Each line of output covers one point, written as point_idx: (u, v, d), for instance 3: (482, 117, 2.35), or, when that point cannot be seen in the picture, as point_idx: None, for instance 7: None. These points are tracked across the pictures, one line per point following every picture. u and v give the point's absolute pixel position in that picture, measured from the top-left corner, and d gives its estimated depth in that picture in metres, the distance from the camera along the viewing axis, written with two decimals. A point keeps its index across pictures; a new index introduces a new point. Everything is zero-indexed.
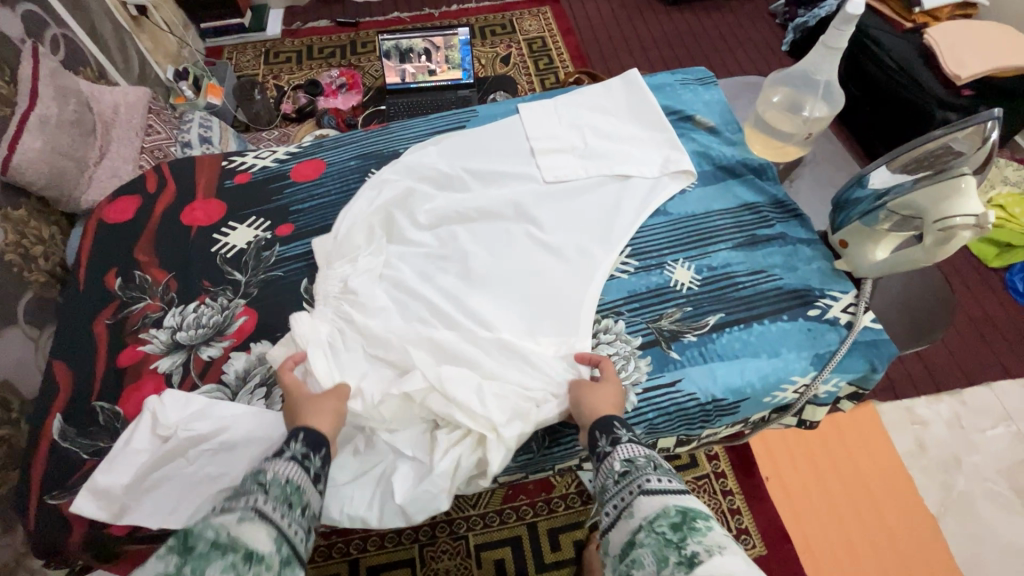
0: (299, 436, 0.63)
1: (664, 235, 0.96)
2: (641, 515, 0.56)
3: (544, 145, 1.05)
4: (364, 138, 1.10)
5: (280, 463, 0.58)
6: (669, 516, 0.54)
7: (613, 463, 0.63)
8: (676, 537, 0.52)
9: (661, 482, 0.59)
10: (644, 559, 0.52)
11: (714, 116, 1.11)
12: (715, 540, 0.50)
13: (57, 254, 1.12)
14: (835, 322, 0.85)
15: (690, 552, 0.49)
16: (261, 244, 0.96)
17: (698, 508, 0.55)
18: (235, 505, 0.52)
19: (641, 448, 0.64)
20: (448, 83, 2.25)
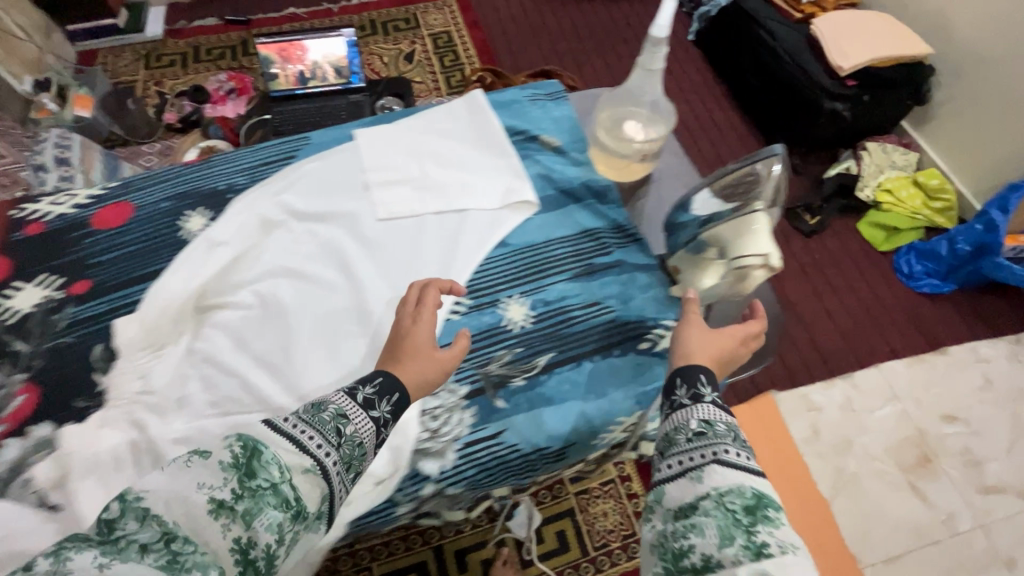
0: (391, 394, 0.65)
1: (501, 269, 0.92)
2: (709, 483, 0.55)
3: (379, 180, 0.99)
4: (181, 175, 1.00)
5: (360, 417, 0.60)
6: (742, 496, 0.53)
7: (693, 418, 0.61)
8: (747, 520, 0.51)
9: (739, 456, 0.57)
10: (705, 528, 0.52)
11: (562, 134, 1.07)
12: (789, 537, 0.51)
13: None
14: (665, 355, 0.84)
15: (760, 541, 0.50)
16: (51, 306, 0.86)
17: (767, 492, 0.54)
18: (306, 446, 0.54)
19: (724, 413, 0.62)
20: (339, 88, 2.14)
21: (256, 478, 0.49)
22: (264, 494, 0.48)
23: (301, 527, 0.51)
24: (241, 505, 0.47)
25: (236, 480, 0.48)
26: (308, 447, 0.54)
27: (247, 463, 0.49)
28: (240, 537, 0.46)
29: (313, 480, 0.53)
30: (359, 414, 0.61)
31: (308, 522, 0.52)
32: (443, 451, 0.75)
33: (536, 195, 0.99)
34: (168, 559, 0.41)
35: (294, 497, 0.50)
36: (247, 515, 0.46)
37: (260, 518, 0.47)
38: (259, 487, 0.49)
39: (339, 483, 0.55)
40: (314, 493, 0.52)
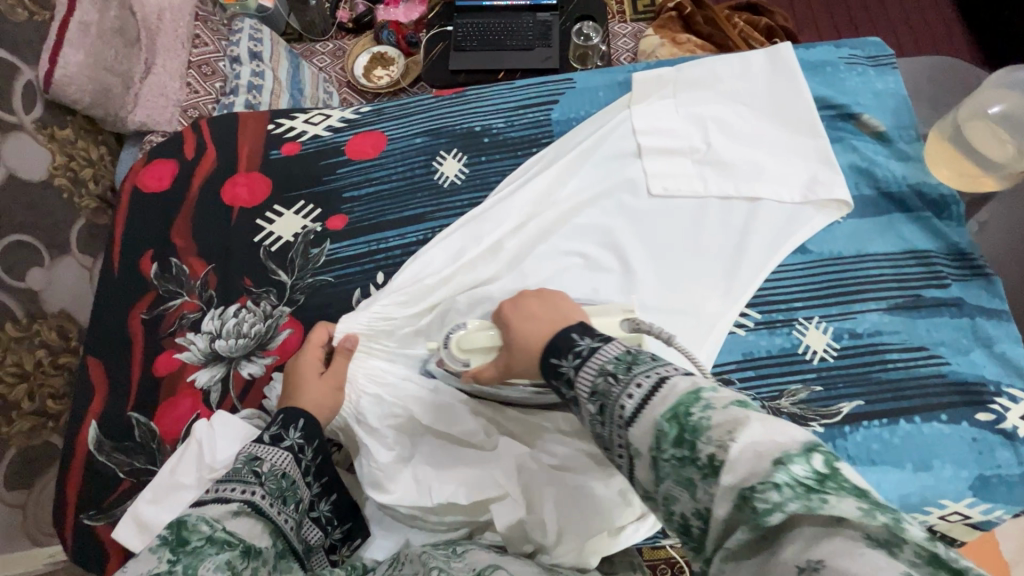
0: (299, 423, 0.59)
1: (800, 283, 0.76)
2: (644, 448, 0.38)
3: (655, 144, 0.84)
4: (434, 109, 0.91)
5: (274, 452, 0.55)
6: (665, 433, 0.37)
7: (584, 403, 0.44)
8: (687, 452, 0.36)
9: (636, 397, 0.40)
10: (676, 494, 0.36)
11: (886, 114, 0.84)
12: (726, 420, 0.34)
13: (105, 176, 1.17)
14: (1012, 434, 0.67)
15: (707, 457, 0.34)
16: (309, 238, 0.83)
17: (680, 397, 0.38)
18: (230, 495, 0.49)
19: (594, 364, 0.45)
20: (529, 3, 1.91)
21: (188, 541, 0.43)
22: (202, 548, 0.43)
23: (258, 565, 0.47)
24: (178, 565, 0.41)
25: (169, 552, 0.42)
26: (230, 495, 0.49)
27: (175, 533, 0.43)
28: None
29: (247, 520, 0.49)
30: (272, 450, 0.56)
31: (264, 560, 0.48)
32: None
33: (849, 193, 0.80)
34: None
35: (230, 537, 0.46)
36: (189, 566, 0.41)
37: (204, 564, 0.42)
38: (196, 546, 0.43)
39: (280, 514, 0.52)
40: (255, 531, 0.48)
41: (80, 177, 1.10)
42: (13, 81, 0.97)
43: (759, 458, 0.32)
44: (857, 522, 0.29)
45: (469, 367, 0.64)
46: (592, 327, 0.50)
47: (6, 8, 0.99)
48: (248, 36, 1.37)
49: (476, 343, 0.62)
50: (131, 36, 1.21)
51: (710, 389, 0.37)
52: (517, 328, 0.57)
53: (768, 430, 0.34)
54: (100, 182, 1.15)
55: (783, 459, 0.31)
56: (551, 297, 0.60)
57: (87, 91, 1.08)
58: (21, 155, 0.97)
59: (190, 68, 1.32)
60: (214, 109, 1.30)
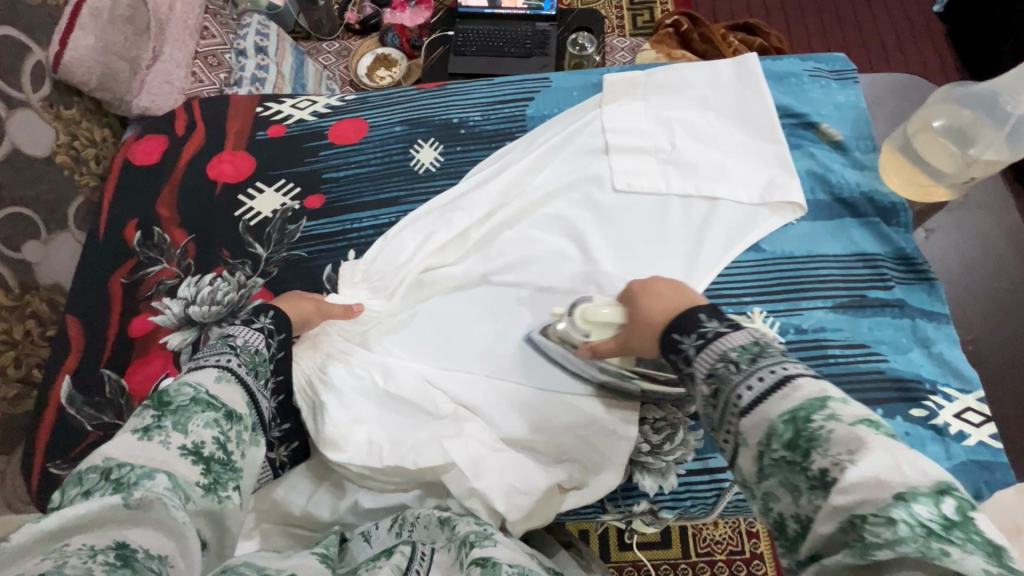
0: (268, 312, 0.63)
1: (751, 279, 0.80)
2: (750, 440, 0.42)
3: (621, 143, 0.88)
4: (414, 100, 0.95)
5: (246, 331, 0.59)
6: (779, 434, 0.40)
7: (698, 384, 0.48)
8: (797, 457, 0.39)
9: (757, 388, 0.43)
10: (778, 492, 0.41)
11: (845, 125, 0.88)
12: (849, 439, 0.38)
13: (108, 156, 1.22)
14: (944, 431, 0.69)
15: (819, 470, 0.38)
16: (287, 215, 0.87)
17: (809, 398, 0.41)
18: (209, 364, 0.52)
19: (718, 349, 0.47)
20: (528, 12, 1.97)
21: (173, 402, 0.47)
22: (188, 407, 0.46)
23: (244, 428, 0.49)
24: (168, 421, 0.45)
25: (156, 411, 0.46)
26: (209, 364, 0.52)
27: (159, 397, 0.47)
28: (185, 442, 0.44)
29: (228, 384, 0.51)
30: (243, 331, 0.59)
31: (248, 423, 0.50)
32: (665, 472, 0.70)
33: (804, 196, 0.84)
34: (114, 484, 0.40)
35: (214, 400, 0.48)
36: (177, 423, 0.45)
37: (192, 421, 0.46)
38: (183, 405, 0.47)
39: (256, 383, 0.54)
40: (237, 398, 0.51)
41: (82, 156, 1.15)
42: (24, 59, 1.02)
43: (880, 489, 0.35)
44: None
45: (589, 339, 0.67)
46: (720, 309, 0.51)
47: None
48: (255, 30, 1.44)
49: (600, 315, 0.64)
50: (142, 25, 1.26)
51: (839, 402, 0.40)
52: (642, 305, 0.58)
53: (895, 463, 0.36)
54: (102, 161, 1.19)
55: (905, 496, 0.35)
56: (683, 284, 0.59)
57: (95, 73, 1.13)
58: (28, 133, 1.02)
59: (197, 58, 1.39)
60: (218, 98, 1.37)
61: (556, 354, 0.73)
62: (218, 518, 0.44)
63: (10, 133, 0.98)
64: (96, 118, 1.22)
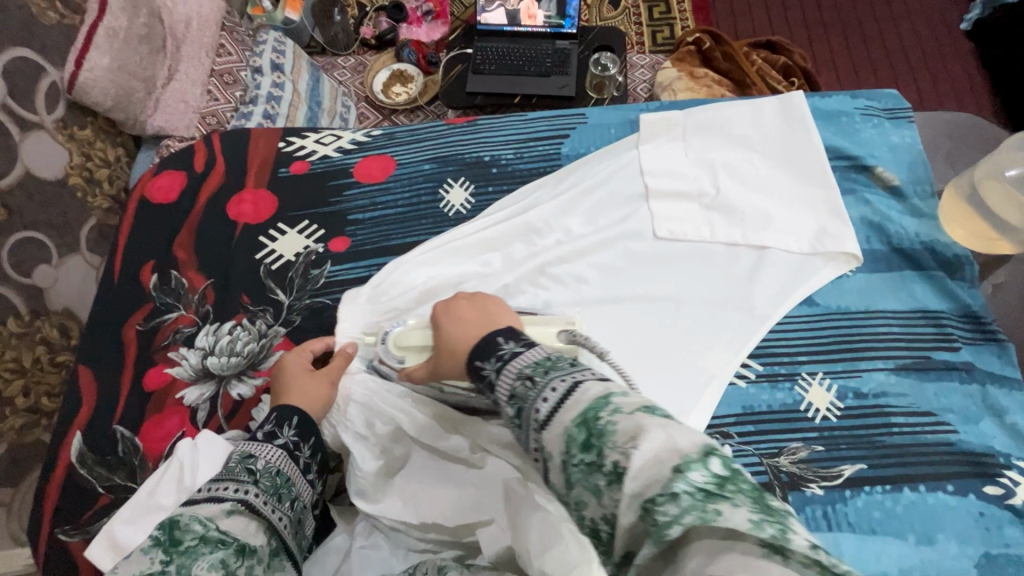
0: (292, 420, 0.62)
1: (804, 336, 0.74)
2: (554, 452, 0.42)
3: (661, 187, 0.83)
4: (443, 136, 0.91)
5: (266, 449, 0.57)
6: (573, 438, 0.41)
7: (505, 406, 0.48)
8: (593, 458, 0.39)
9: (550, 400, 0.44)
10: (585, 496, 0.40)
11: (901, 168, 0.83)
12: (630, 428, 0.38)
13: (121, 177, 1.21)
14: (1022, 512, 0.64)
15: (612, 463, 0.38)
16: (311, 259, 0.83)
17: (592, 401, 0.41)
18: (223, 494, 0.50)
19: (515, 368, 0.48)
20: (549, 31, 1.92)
21: (183, 540, 0.44)
22: (197, 547, 0.44)
23: (254, 562, 0.47)
24: (173, 564, 0.42)
25: (163, 552, 0.42)
26: (222, 493, 0.50)
27: (168, 534, 0.44)
28: None
29: (241, 517, 0.50)
30: (265, 448, 0.58)
31: (260, 557, 0.48)
32: None
33: (859, 246, 0.78)
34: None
35: (224, 537, 0.46)
36: (184, 564, 0.42)
37: (199, 563, 0.42)
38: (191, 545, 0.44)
39: (274, 512, 0.53)
40: (249, 531, 0.49)
41: (95, 176, 1.14)
42: (38, 81, 1.00)
43: (660, 466, 0.36)
44: (748, 533, 0.33)
45: (404, 365, 0.70)
46: (516, 330, 0.54)
47: (39, 11, 1.02)
48: (272, 48, 1.41)
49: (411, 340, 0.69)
50: (158, 42, 1.23)
51: (619, 395, 0.41)
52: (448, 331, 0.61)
53: (671, 438, 0.37)
54: (116, 181, 1.19)
55: (682, 468, 0.36)
56: (486, 303, 0.63)
57: (110, 95, 1.11)
58: (41, 155, 1.00)
59: (213, 76, 1.34)
60: (234, 117, 1.33)
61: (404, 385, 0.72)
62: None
63: (22, 155, 0.96)
64: (110, 137, 1.21)
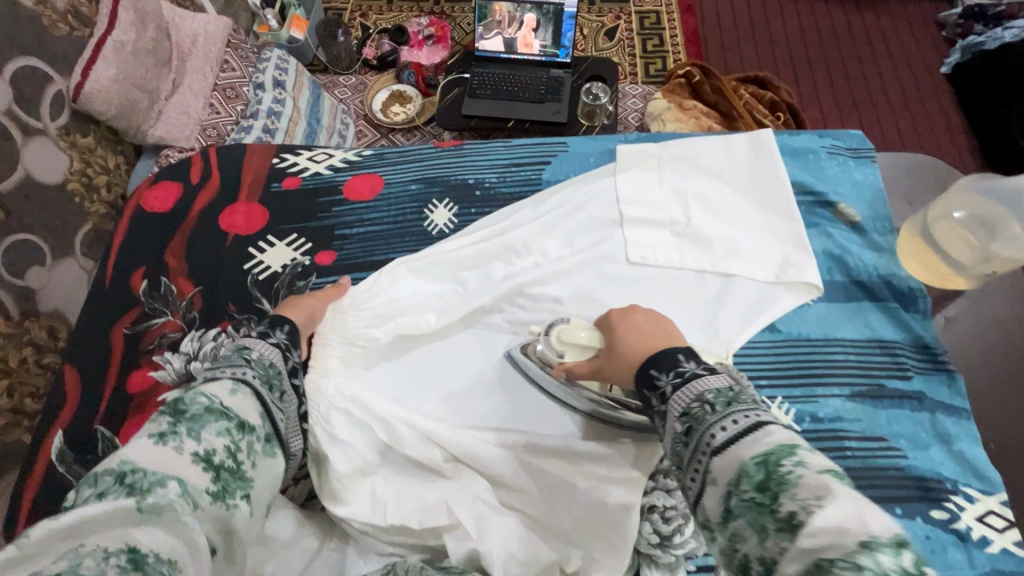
0: (284, 327, 0.64)
1: (765, 360, 0.78)
2: (721, 482, 0.44)
3: (635, 214, 0.88)
4: (431, 159, 0.96)
5: (261, 343, 0.61)
6: (750, 475, 0.42)
7: (673, 421, 0.51)
8: (765, 498, 0.41)
9: (729, 431, 0.46)
10: (745, 533, 0.41)
11: (861, 205, 0.88)
12: (816, 487, 0.39)
13: (119, 185, 1.29)
14: (967, 536, 0.67)
15: (787, 513, 0.39)
16: (297, 271, 0.87)
17: (780, 444, 0.43)
18: (224, 376, 0.55)
19: (693, 390, 0.51)
20: (544, 59, 1.99)
21: (186, 410, 0.49)
22: (201, 415, 0.49)
23: (253, 438, 0.51)
24: (183, 427, 0.48)
25: (171, 417, 0.49)
26: (224, 376, 0.55)
27: (174, 403, 0.49)
28: (197, 450, 0.47)
29: (242, 397, 0.53)
30: (260, 342, 0.61)
31: (258, 434, 0.52)
32: (675, 567, 0.67)
33: (820, 277, 0.83)
34: (127, 489, 0.43)
35: (227, 410, 0.51)
36: (190, 429, 0.48)
37: (205, 429, 0.48)
38: (195, 414, 0.49)
39: (271, 401, 0.56)
40: (250, 408, 0.53)
41: (94, 183, 1.22)
42: (44, 90, 1.09)
43: (847, 535, 0.36)
44: None
45: (563, 359, 0.71)
46: (696, 353, 0.56)
47: (49, 22, 1.11)
48: (274, 66, 1.49)
49: (575, 339, 0.69)
50: (165, 56, 1.32)
51: (807, 450, 0.42)
52: (619, 338, 0.63)
53: (860, 512, 0.37)
54: (113, 189, 1.26)
55: (870, 544, 0.35)
56: (658, 318, 0.65)
57: (114, 103, 1.19)
58: (42, 162, 1.09)
59: (216, 90, 1.40)
60: (233, 130, 1.38)
61: (534, 375, 0.77)
62: (226, 525, 0.46)
63: (25, 161, 1.05)
64: (111, 145, 1.29)
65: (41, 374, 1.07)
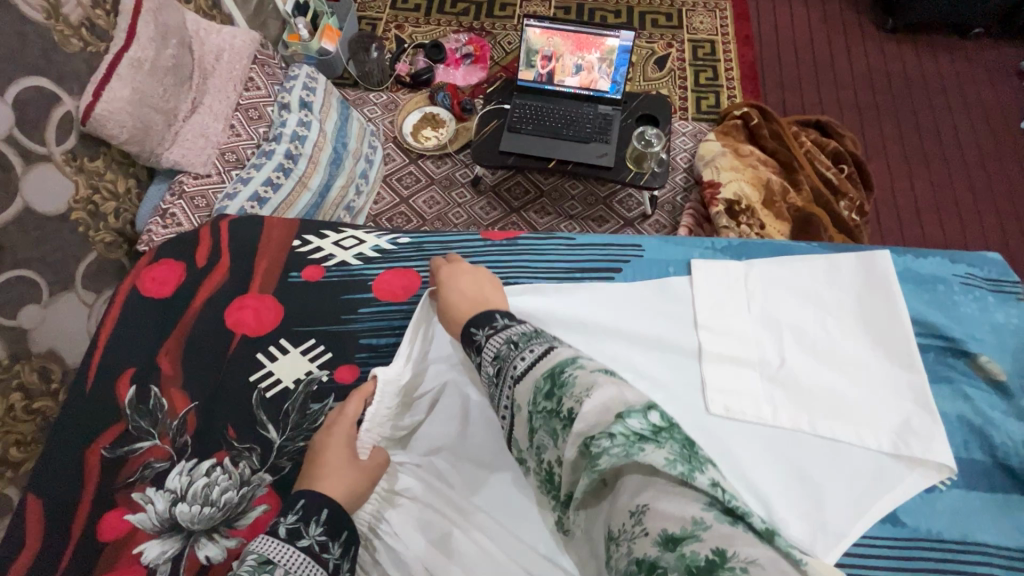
0: (320, 515, 0.55)
1: (890, 568, 0.61)
2: (524, 404, 0.50)
3: (716, 347, 0.72)
4: (478, 253, 0.81)
5: (287, 551, 0.51)
6: (539, 388, 0.48)
7: (486, 365, 0.55)
8: (553, 406, 0.47)
9: (527, 358, 0.51)
10: (546, 443, 0.47)
11: (1005, 356, 0.71)
12: (585, 382, 0.46)
13: (127, 212, 1.20)
14: None
15: (567, 410, 0.45)
16: (312, 389, 0.72)
17: (559, 361, 0.49)
18: None
19: (503, 333, 0.55)
20: (590, 94, 1.83)
21: None
22: None
23: None
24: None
25: None
26: None
27: None
28: None
29: None
30: (284, 550, 0.51)
31: None
32: None
33: (954, 454, 0.66)
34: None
35: None
36: None
37: None
38: None
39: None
40: None
41: (100, 211, 1.13)
42: (52, 110, 1.00)
43: (607, 412, 0.44)
44: (663, 469, 0.40)
45: None
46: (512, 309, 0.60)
47: (61, 38, 1.01)
48: (303, 86, 1.36)
49: None
50: (184, 74, 1.21)
51: (584, 357, 0.50)
52: (445, 296, 0.65)
53: (619, 395, 0.46)
54: (121, 217, 1.18)
55: (624, 415, 0.43)
56: (485, 279, 0.67)
57: (126, 127, 1.09)
58: (42, 191, 1.00)
59: (238, 111, 1.29)
60: (255, 154, 1.26)
61: None
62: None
63: (24, 190, 0.96)
64: (122, 169, 1.19)
65: (31, 420, 1.01)
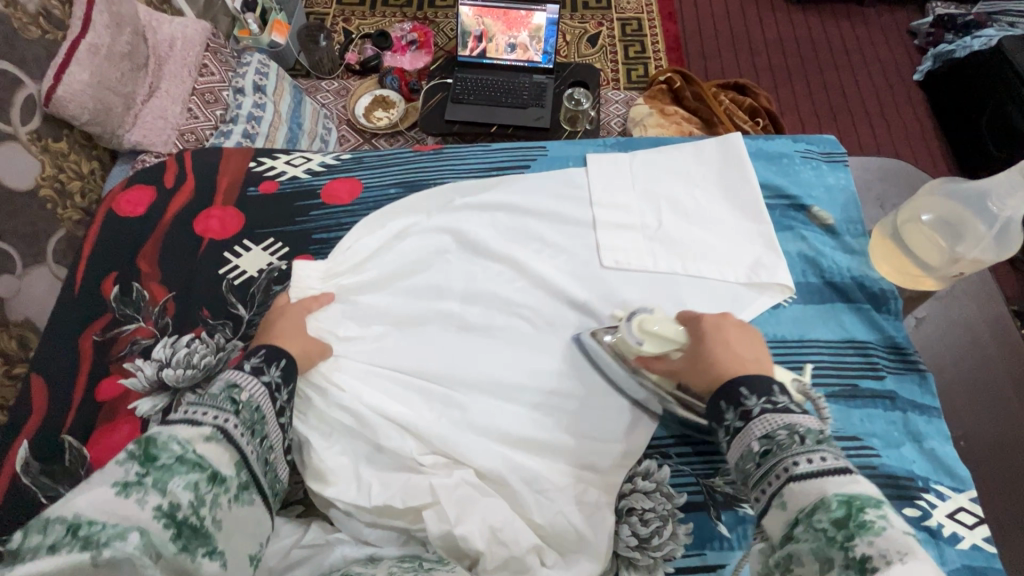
0: (279, 363, 0.63)
1: None
2: (794, 508, 0.46)
3: (608, 218, 0.88)
4: (410, 165, 0.96)
5: (251, 382, 0.59)
6: (830, 509, 0.43)
7: (750, 439, 0.52)
8: (839, 535, 0.42)
9: (812, 464, 0.47)
10: (803, 559, 0.43)
11: (835, 208, 0.89)
12: (901, 541, 0.40)
13: (94, 190, 1.23)
14: (937, 532, 0.67)
15: (861, 555, 0.40)
16: (274, 276, 0.85)
17: (868, 492, 0.44)
18: (201, 419, 0.52)
19: (781, 420, 0.51)
20: (527, 65, 1.98)
21: (159, 457, 0.48)
22: (174, 466, 0.47)
23: (222, 491, 0.50)
24: (150, 478, 0.46)
25: (138, 466, 0.47)
26: (202, 418, 0.52)
27: (143, 450, 0.47)
28: (161, 504, 0.45)
29: (218, 446, 0.51)
30: (249, 380, 0.59)
31: (229, 486, 0.51)
32: (654, 568, 0.66)
33: (793, 279, 0.84)
34: (83, 542, 0.41)
35: (200, 460, 0.49)
36: (158, 480, 0.46)
37: (174, 481, 0.47)
38: (167, 462, 0.48)
39: (249, 447, 0.54)
40: (224, 457, 0.51)
41: (67, 188, 1.16)
42: (14, 93, 1.05)
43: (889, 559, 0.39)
44: None
45: (641, 347, 0.71)
46: (772, 386, 0.56)
47: (20, 25, 1.08)
48: (255, 69, 1.43)
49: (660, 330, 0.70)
50: (140, 60, 1.25)
51: (892, 507, 0.43)
52: (704, 349, 0.64)
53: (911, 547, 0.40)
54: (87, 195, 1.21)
55: None
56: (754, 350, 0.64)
57: (87, 108, 1.14)
58: (10, 167, 1.04)
59: (194, 95, 1.33)
60: (213, 135, 1.31)
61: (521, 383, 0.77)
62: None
63: None
64: (85, 150, 1.23)
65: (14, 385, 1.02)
